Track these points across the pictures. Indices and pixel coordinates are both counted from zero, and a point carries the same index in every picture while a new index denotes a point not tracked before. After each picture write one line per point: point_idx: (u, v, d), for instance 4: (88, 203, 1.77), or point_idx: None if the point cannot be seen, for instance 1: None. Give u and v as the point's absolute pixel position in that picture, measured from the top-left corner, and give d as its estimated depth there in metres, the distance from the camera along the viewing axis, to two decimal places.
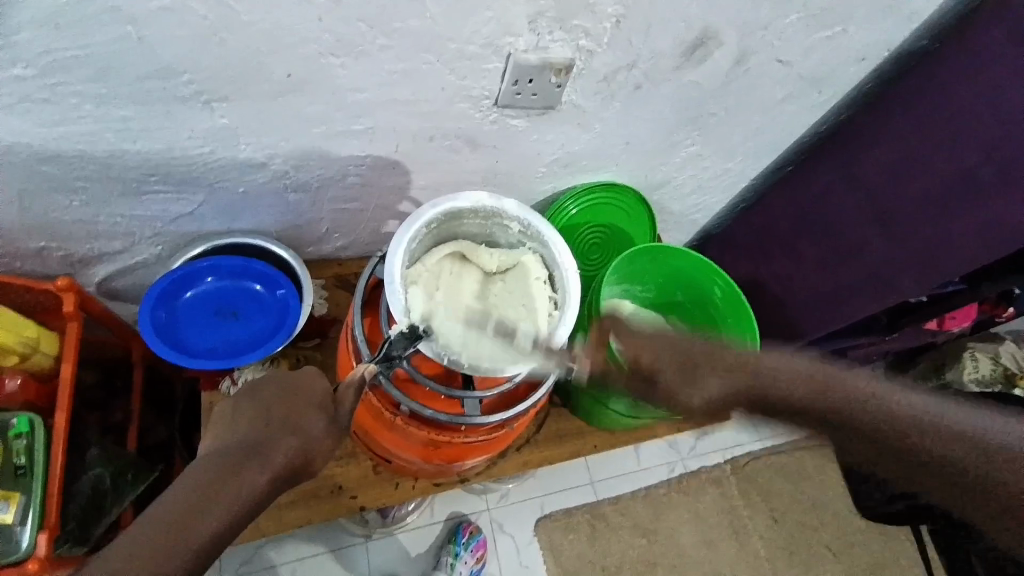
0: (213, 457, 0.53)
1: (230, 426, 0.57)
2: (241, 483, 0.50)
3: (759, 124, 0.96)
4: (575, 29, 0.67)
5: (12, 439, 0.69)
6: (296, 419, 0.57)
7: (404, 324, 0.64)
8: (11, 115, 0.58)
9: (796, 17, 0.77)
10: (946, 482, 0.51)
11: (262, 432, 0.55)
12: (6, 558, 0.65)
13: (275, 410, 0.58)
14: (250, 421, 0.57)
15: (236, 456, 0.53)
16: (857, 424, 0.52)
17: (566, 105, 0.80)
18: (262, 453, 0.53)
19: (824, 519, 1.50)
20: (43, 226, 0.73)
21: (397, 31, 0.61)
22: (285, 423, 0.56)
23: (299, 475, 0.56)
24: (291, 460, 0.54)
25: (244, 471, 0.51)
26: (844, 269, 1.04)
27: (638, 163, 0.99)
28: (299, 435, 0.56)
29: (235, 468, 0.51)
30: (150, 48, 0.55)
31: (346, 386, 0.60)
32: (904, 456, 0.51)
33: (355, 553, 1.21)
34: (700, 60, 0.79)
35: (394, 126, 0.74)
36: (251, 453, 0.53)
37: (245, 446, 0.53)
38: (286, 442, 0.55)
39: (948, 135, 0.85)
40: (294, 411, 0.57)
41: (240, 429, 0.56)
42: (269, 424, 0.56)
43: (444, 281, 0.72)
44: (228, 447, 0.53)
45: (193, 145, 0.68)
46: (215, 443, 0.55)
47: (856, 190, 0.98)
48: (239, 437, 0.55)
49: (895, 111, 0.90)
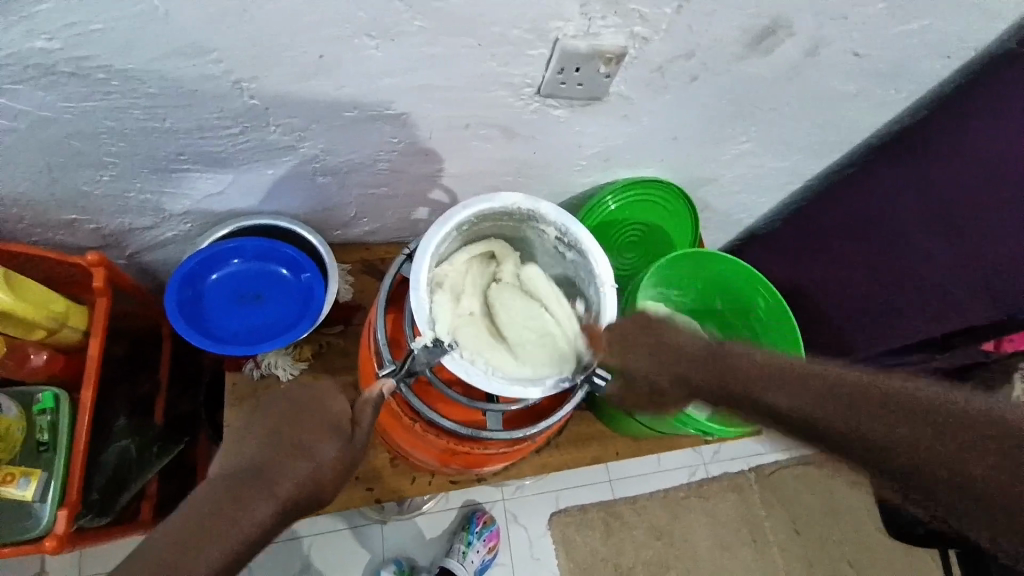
0: (220, 481, 0.53)
1: (240, 443, 0.56)
2: (244, 514, 0.50)
3: (824, 120, 0.88)
4: (631, 14, 0.61)
5: (38, 414, 0.71)
6: (307, 443, 0.56)
7: (429, 336, 0.61)
8: (36, 89, 0.56)
9: (882, 7, 0.69)
10: (884, 465, 0.53)
11: (269, 457, 0.54)
12: (28, 532, 0.67)
13: (286, 432, 0.56)
14: (261, 441, 0.56)
15: (242, 484, 0.52)
16: (820, 418, 0.55)
17: (613, 96, 0.74)
18: (268, 483, 0.53)
19: (848, 534, 1.44)
20: (73, 199, 0.72)
21: (435, 11, 0.56)
22: (294, 449, 0.55)
23: (312, 503, 0.55)
24: (296, 491, 0.53)
25: (247, 502, 0.51)
26: (903, 285, 0.90)
27: (685, 158, 0.92)
28: (309, 462, 0.55)
29: (238, 498, 0.51)
30: (176, 23, 0.52)
31: (365, 403, 0.60)
32: (868, 445, 0.53)
33: (369, 532, 1.21)
34: (767, 50, 0.72)
35: (428, 112, 0.70)
36: (253, 483, 0.52)
37: (250, 474, 0.53)
38: (296, 469, 0.54)
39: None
40: (305, 434, 0.56)
41: (250, 449, 0.55)
42: (277, 447, 0.55)
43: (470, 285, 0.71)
44: (235, 471, 0.53)
45: (222, 125, 0.65)
46: (224, 462, 0.55)
47: (921, 193, 0.89)
48: (248, 458, 0.55)
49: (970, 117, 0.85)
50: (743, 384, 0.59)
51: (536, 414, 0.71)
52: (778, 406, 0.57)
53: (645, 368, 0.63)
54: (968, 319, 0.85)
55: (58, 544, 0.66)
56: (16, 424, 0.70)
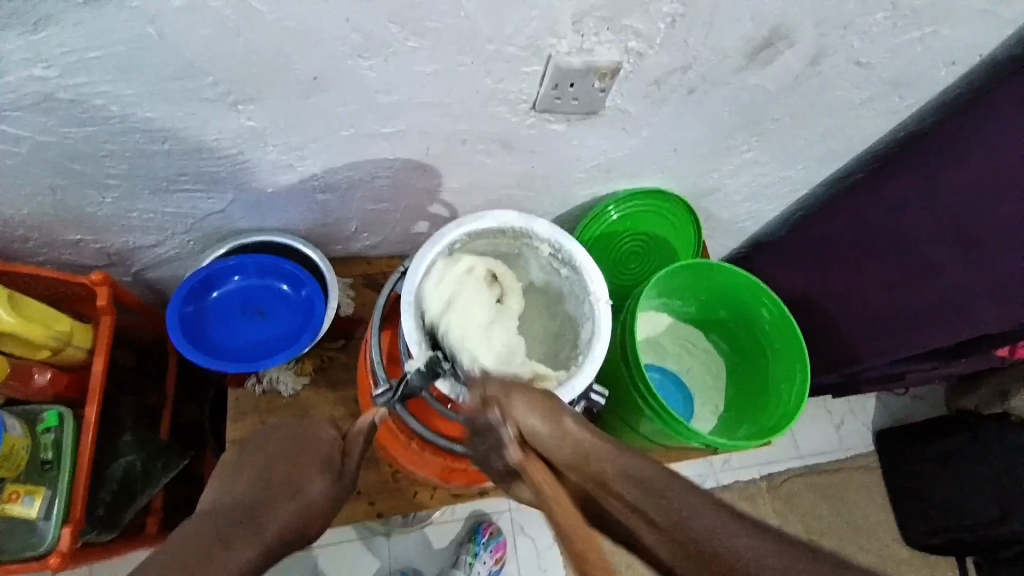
0: (211, 517, 0.51)
1: (231, 482, 0.56)
2: (231, 555, 0.47)
3: (829, 128, 0.87)
4: (626, 29, 0.61)
5: (42, 432, 0.72)
6: (298, 482, 0.56)
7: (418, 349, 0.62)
8: (36, 114, 0.57)
9: (883, 15, 0.68)
10: None
11: (260, 494, 0.54)
12: (34, 549, 0.68)
13: (277, 469, 0.57)
14: (250, 479, 0.56)
15: (230, 524, 0.50)
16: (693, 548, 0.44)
17: (611, 109, 0.73)
18: (261, 518, 0.52)
19: (863, 545, 1.41)
20: (79, 220, 0.74)
21: (429, 31, 0.56)
22: (285, 485, 0.55)
23: (298, 543, 0.54)
24: (286, 528, 0.52)
25: (241, 535, 0.49)
26: (916, 292, 0.89)
27: (687, 168, 0.91)
28: (300, 500, 0.55)
29: (227, 538, 0.48)
30: (171, 49, 0.53)
31: (358, 433, 0.64)
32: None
33: (375, 544, 1.21)
34: (767, 61, 0.71)
35: (425, 129, 0.70)
36: (242, 520, 0.51)
37: (240, 512, 0.51)
38: (287, 505, 0.54)
39: None
40: (296, 474, 0.57)
41: (239, 486, 0.55)
42: (267, 484, 0.55)
43: (471, 290, 0.69)
44: (226, 508, 0.52)
45: (220, 145, 0.66)
46: (209, 502, 0.54)
47: (931, 203, 0.86)
48: (238, 496, 0.54)
49: (987, 120, 0.81)
50: (645, 495, 0.48)
51: None
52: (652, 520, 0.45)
53: (532, 423, 0.53)
54: (978, 329, 0.82)
55: (62, 561, 0.67)
56: (22, 443, 0.70)
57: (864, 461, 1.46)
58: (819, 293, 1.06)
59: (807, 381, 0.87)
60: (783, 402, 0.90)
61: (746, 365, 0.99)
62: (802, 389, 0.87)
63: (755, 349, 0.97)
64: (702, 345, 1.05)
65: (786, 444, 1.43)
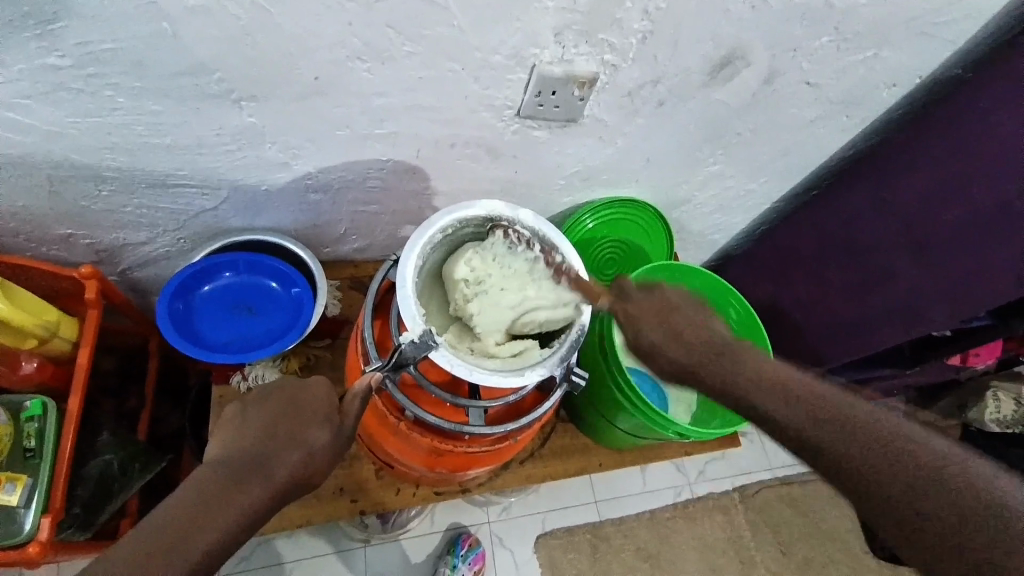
0: (216, 468, 0.53)
1: (238, 434, 0.57)
2: (239, 503, 0.51)
3: (787, 144, 0.95)
4: (601, 43, 0.67)
5: (26, 421, 0.73)
6: (301, 435, 0.57)
7: (501, 257, 0.74)
8: (43, 105, 0.60)
9: (828, 39, 0.76)
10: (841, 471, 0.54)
11: (265, 445, 0.55)
12: (11, 538, 0.68)
13: (278, 421, 0.58)
14: (257, 429, 0.57)
15: (238, 469, 0.53)
16: (849, 455, 0.54)
17: (589, 118, 0.79)
18: (265, 471, 0.54)
19: (834, 552, 1.45)
20: (73, 214, 0.75)
21: (424, 38, 0.61)
22: (289, 437, 0.56)
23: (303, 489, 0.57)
24: (290, 479, 0.55)
25: (247, 489, 0.52)
26: (875, 296, 0.98)
27: (658, 180, 0.98)
28: (303, 452, 0.56)
29: (235, 484, 0.52)
30: (182, 46, 0.56)
31: (353, 396, 0.61)
32: (910, 510, 0.51)
33: (352, 557, 1.19)
34: (727, 79, 0.78)
35: (415, 133, 0.75)
36: (250, 470, 0.53)
37: (247, 461, 0.54)
38: (290, 458, 0.55)
39: (985, 160, 0.82)
40: (298, 426, 0.58)
41: (245, 436, 0.56)
42: (271, 438, 0.56)
43: (514, 282, 0.73)
44: (231, 461, 0.53)
45: (220, 141, 0.69)
46: (217, 449, 0.56)
47: (885, 213, 0.94)
48: (243, 449, 0.55)
49: (929, 134, 0.87)
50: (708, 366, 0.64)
51: (518, 410, 0.74)
52: (831, 442, 0.56)
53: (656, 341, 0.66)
54: (932, 327, 0.93)
55: (42, 550, 0.67)
56: (6, 430, 0.71)
57: None
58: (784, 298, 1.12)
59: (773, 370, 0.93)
60: None
61: None
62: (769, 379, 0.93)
63: None
64: None
65: (758, 453, 1.48)
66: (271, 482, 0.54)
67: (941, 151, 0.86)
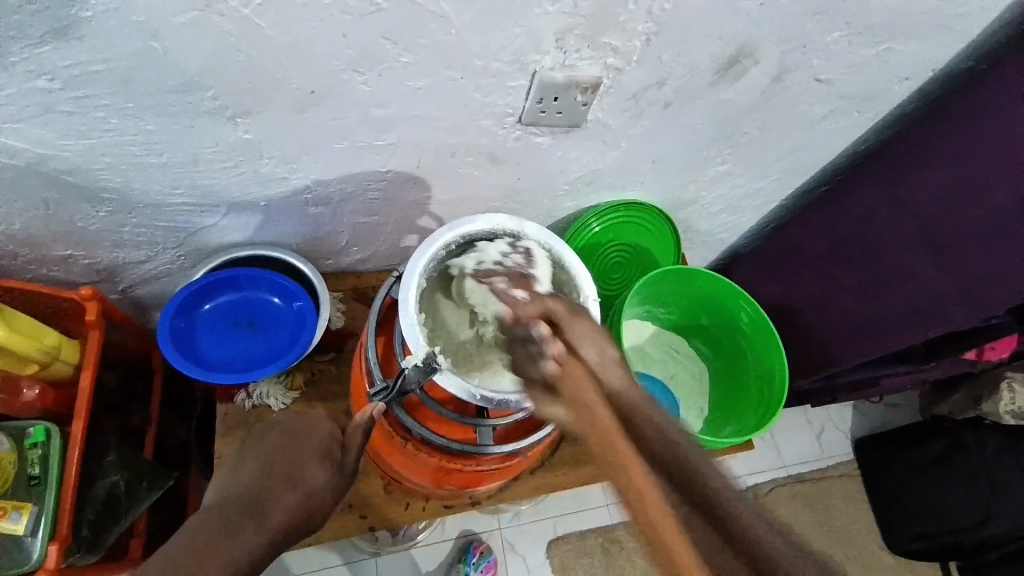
0: (213, 511, 0.53)
1: (233, 477, 0.58)
2: (237, 543, 0.51)
3: (796, 142, 0.93)
4: (604, 46, 0.65)
5: (29, 447, 0.74)
6: (297, 473, 0.58)
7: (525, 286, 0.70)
8: (35, 128, 0.58)
9: (839, 34, 0.74)
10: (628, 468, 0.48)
11: (263, 486, 0.56)
12: (20, 567, 0.69)
13: (276, 460, 0.59)
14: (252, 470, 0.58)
15: (236, 510, 0.54)
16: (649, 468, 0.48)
17: (592, 122, 0.77)
18: (263, 513, 0.54)
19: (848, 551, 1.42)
20: (68, 234, 0.74)
21: (421, 47, 0.60)
22: (286, 476, 0.58)
23: (300, 533, 0.57)
24: (287, 520, 0.55)
25: (244, 530, 0.52)
26: (885, 296, 0.94)
27: (664, 182, 0.96)
28: (300, 492, 0.57)
29: (233, 527, 0.52)
30: (174, 63, 0.55)
31: (355, 428, 0.63)
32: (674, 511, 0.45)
33: (363, 568, 1.18)
34: (736, 76, 0.76)
35: (416, 141, 0.73)
36: (249, 510, 0.54)
37: (246, 502, 0.55)
38: (288, 497, 0.56)
39: (1010, 158, 0.80)
40: (296, 464, 0.59)
41: (242, 476, 0.57)
42: (270, 476, 0.57)
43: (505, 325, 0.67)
44: (228, 501, 0.54)
45: (216, 158, 0.68)
46: (214, 494, 0.56)
47: (902, 211, 0.90)
48: (240, 489, 0.56)
49: (953, 124, 0.84)
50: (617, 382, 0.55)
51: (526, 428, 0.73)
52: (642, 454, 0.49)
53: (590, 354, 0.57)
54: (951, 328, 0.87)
55: None
56: (9, 458, 0.72)
57: (845, 466, 1.45)
58: (795, 298, 1.09)
59: (787, 375, 0.92)
60: (768, 398, 0.94)
61: (730, 367, 1.03)
62: (782, 385, 0.93)
63: (736, 351, 1.01)
64: (685, 351, 1.08)
65: (770, 453, 1.43)
66: (269, 523, 0.54)
67: (957, 146, 0.84)
